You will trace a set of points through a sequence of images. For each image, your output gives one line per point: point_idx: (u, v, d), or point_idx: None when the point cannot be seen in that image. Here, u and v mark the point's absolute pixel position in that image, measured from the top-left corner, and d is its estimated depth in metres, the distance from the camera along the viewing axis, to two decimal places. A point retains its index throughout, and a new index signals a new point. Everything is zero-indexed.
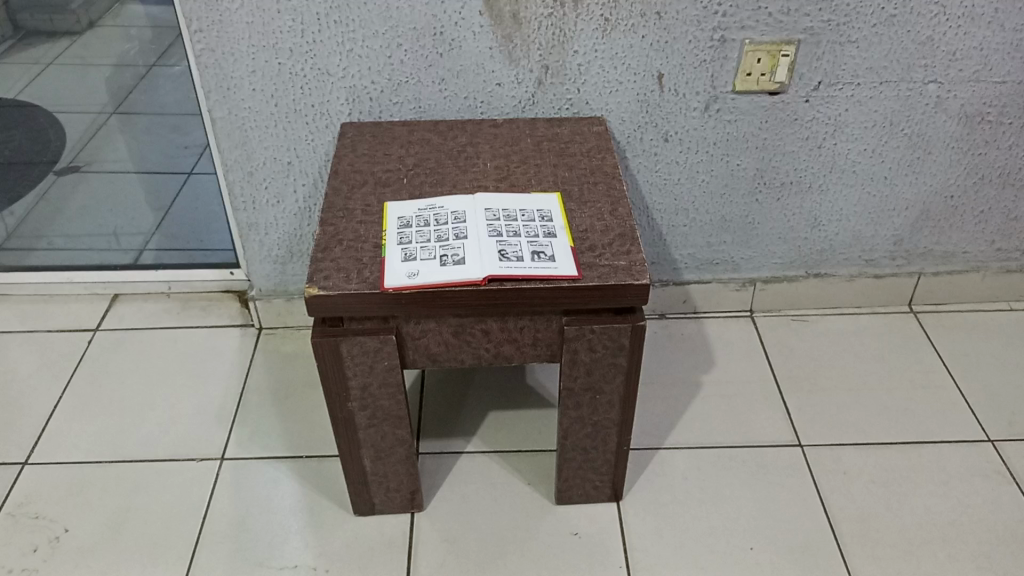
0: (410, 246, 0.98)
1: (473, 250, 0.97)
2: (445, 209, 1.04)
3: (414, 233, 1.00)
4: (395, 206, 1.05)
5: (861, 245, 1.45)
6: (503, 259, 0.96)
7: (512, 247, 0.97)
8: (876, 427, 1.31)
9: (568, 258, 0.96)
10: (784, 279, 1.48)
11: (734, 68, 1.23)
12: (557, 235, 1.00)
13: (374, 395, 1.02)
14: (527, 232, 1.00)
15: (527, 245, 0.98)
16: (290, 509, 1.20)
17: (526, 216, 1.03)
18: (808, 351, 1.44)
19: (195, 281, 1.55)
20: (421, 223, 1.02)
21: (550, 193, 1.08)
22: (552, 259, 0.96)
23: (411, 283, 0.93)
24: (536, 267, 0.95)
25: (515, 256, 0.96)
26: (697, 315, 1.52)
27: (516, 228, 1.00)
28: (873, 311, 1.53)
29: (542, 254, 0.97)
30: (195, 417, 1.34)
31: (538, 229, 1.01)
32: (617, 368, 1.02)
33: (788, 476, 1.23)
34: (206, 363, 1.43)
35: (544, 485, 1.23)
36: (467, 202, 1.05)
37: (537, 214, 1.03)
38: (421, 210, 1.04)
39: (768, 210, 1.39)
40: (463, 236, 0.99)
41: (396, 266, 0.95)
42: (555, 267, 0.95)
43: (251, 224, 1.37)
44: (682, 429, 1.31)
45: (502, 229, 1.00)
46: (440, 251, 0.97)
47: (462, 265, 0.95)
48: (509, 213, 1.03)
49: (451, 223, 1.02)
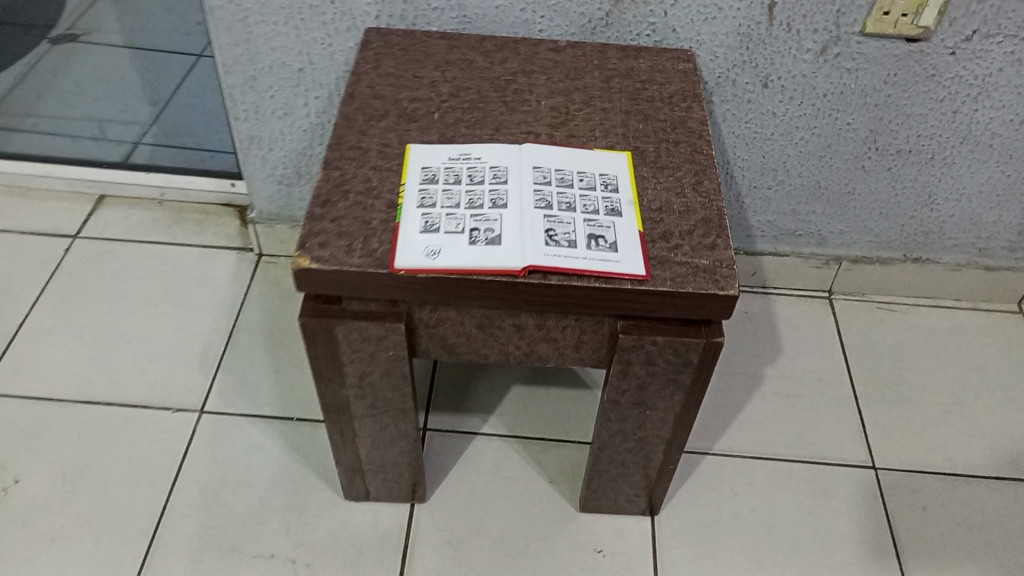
0: (433, 211, 0.77)
1: (513, 226, 0.75)
2: (482, 160, 0.82)
3: (439, 193, 0.78)
4: (420, 149, 0.83)
5: (978, 231, 1.21)
6: (552, 242, 0.74)
7: (563, 227, 0.76)
8: (966, 454, 1.11)
9: (634, 248, 0.75)
10: (877, 261, 1.25)
11: (868, 4, 0.95)
12: (622, 213, 0.78)
13: (374, 385, 0.83)
14: (584, 206, 0.78)
15: (582, 225, 0.76)
16: (271, 484, 1.05)
17: (585, 183, 0.81)
18: (893, 350, 1.23)
19: (190, 189, 1.35)
20: (450, 179, 0.80)
21: (618, 151, 0.84)
22: (613, 248, 0.74)
23: (427, 265, 0.72)
24: (593, 259, 0.73)
25: (566, 240, 0.75)
26: (766, 291, 1.30)
27: (570, 198, 0.78)
28: (975, 307, 1.30)
29: (601, 240, 0.75)
30: (177, 357, 1.16)
31: (598, 203, 0.78)
32: (677, 385, 0.82)
33: (856, 506, 1.05)
34: (195, 291, 1.25)
35: (568, 485, 1.06)
36: (511, 155, 0.83)
37: (600, 181, 0.81)
38: (452, 159, 0.82)
39: (875, 180, 1.15)
40: (502, 205, 0.77)
41: (412, 238, 0.74)
42: (616, 262, 0.73)
43: (254, 136, 1.15)
44: (736, 434, 1.12)
45: (552, 199, 0.78)
46: (470, 222, 0.76)
47: (496, 245, 0.74)
48: (562, 176, 0.81)
49: (489, 182, 0.80)
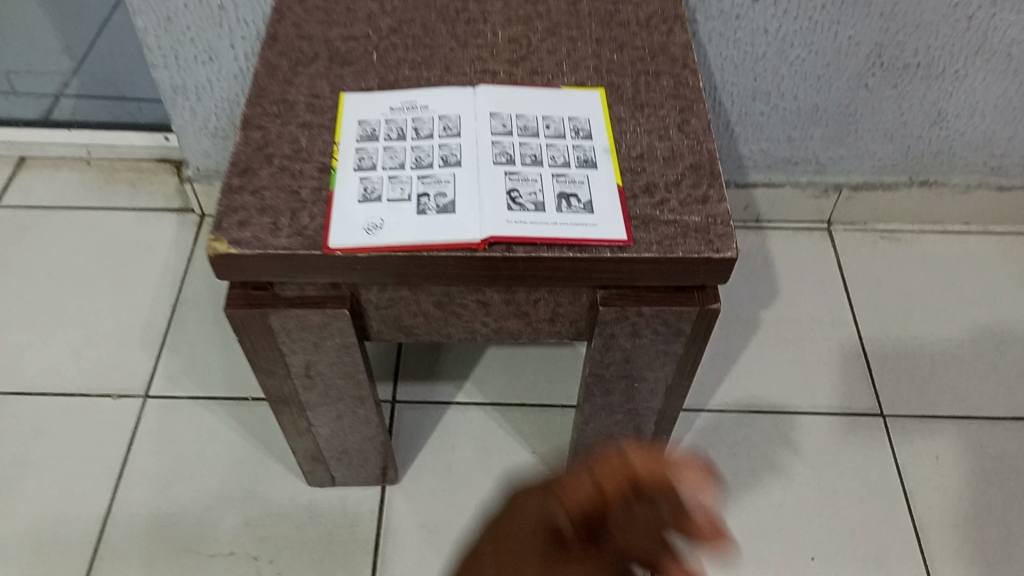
0: (373, 175, 0.65)
1: (468, 188, 0.64)
2: (430, 108, 0.70)
3: (380, 153, 0.67)
4: (356, 98, 0.71)
5: (991, 149, 1.10)
6: (515, 206, 0.63)
7: (528, 186, 0.64)
8: (980, 393, 1.03)
9: (613, 206, 0.63)
10: (879, 186, 1.15)
11: None
12: (597, 164, 0.66)
13: (323, 374, 0.73)
14: (552, 159, 0.67)
15: (550, 183, 0.65)
16: (227, 473, 0.95)
17: (552, 130, 0.69)
18: (898, 283, 1.14)
19: (119, 146, 1.21)
20: (392, 134, 0.68)
21: (589, 88, 0.72)
22: (588, 208, 0.63)
23: (368, 242, 0.60)
24: (565, 223, 0.62)
25: (532, 201, 0.63)
26: (759, 226, 1.20)
27: (534, 151, 0.67)
28: (984, 231, 1.20)
29: (573, 199, 0.64)
30: (116, 337, 1.05)
31: (568, 154, 0.67)
32: (668, 356, 0.72)
33: (863, 459, 0.97)
34: (133, 261, 1.14)
35: (553, 456, 0.97)
36: (463, 100, 0.71)
37: (569, 127, 0.69)
38: (394, 109, 0.70)
39: (879, 99, 1.03)
40: (455, 163, 0.66)
41: (348, 210, 0.63)
42: (592, 224, 0.62)
43: (177, 86, 1.01)
44: (732, 386, 1.04)
45: (513, 153, 0.67)
46: (418, 186, 0.64)
47: (449, 212, 0.62)
48: (525, 124, 0.69)
49: (438, 135, 0.68)
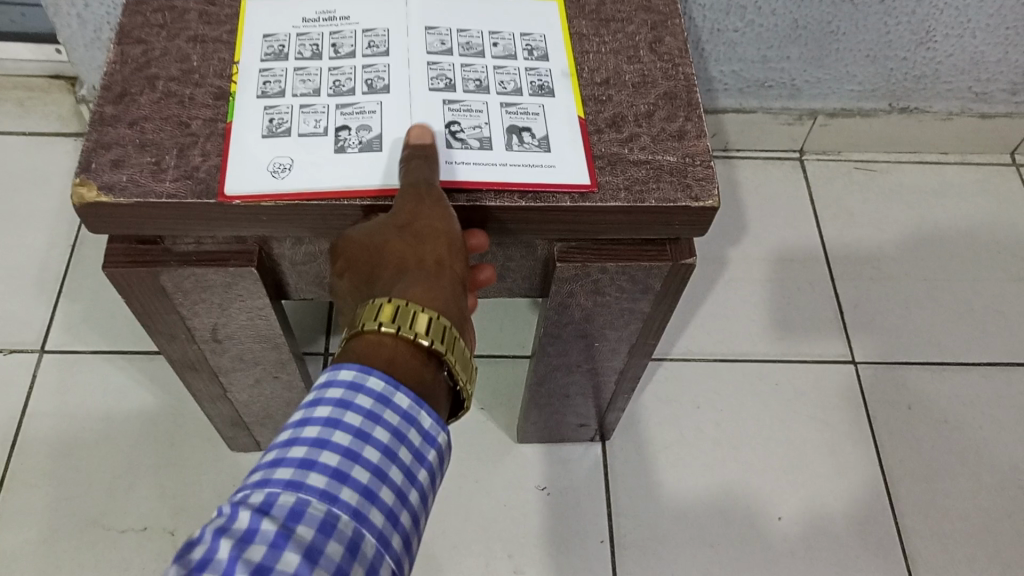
0: (281, 104, 0.53)
1: (398, 119, 0.52)
2: (352, 21, 0.58)
3: (291, 75, 0.55)
4: (261, 7, 0.58)
5: (977, 72, 1.01)
6: (456, 143, 0.52)
7: (471, 117, 0.53)
8: (956, 337, 0.97)
9: (573, 142, 0.53)
10: (857, 113, 1.06)
11: None
12: (555, 91, 0.55)
13: (234, 338, 0.62)
14: (500, 85, 0.56)
15: (499, 115, 0.54)
16: (139, 437, 0.85)
17: (500, 49, 0.58)
18: (872, 219, 1.06)
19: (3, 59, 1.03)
20: (305, 53, 0.56)
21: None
22: (543, 144, 0.52)
23: (271, 188, 0.49)
24: (517, 166, 0.51)
25: (477, 137, 0.52)
26: (727, 155, 1.11)
27: (480, 77, 0.56)
28: (962, 161, 1.13)
29: (526, 135, 0.53)
30: (5, 283, 0.92)
31: (519, 79, 0.56)
32: (633, 315, 0.63)
33: (834, 410, 0.91)
34: (23, 195, 0.99)
35: (504, 412, 0.89)
36: (392, 12, 0.59)
37: (521, 46, 0.58)
38: (307, 21, 0.58)
39: (864, 16, 0.92)
40: (381, 88, 0.54)
41: (249, 147, 0.51)
42: (548, 165, 0.51)
43: None
44: (697, 333, 0.96)
45: (454, 76, 0.55)
46: (336, 118, 0.53)
47: (375, 150, 0.51)
48: (467, 41, 0.57)
49: (362, 54, 0.56)
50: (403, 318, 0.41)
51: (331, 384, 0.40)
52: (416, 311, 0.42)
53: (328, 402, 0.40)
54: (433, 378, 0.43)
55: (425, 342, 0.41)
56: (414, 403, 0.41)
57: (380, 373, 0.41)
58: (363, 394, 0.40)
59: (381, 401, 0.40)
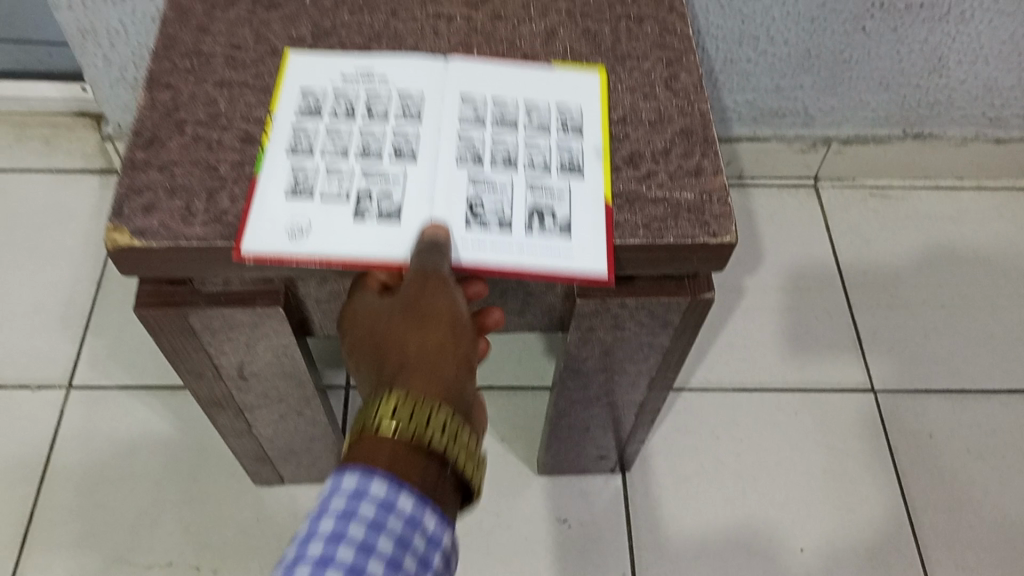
0: (308, 163, 0.54)
1: (420, 191, 0.53)
2: (388, 81, 0.58)
3: (321, 134, 0.55)
4: (302, 59, 0.59)
5: (991, 98, 1.02)
6: (474, 223, 0.51)
7: (494, 195, 0.53)
8: (976, 364, 0.97)
9: (595, 229, 0.52)
10: (871, 140, 1.06)
11: None
12: (585, 171, 0.55)
13: (260, 375, 0.63)
14: (529, 160, 0.55)
15: (523, 190, 0.53)
16: (163, 471, 0.85)
17: (534, 122, 0.57)
18: (889, 246, 1.06)
19: (31, 99, 1.03)
20: (337, 117, 0.56)
21: (589, 67, 0.60)
22: (564, 230, 0.52)
23: (287, 251, 0.50)
24: (532, 250, 0.51)
25: (496, 216, 0.52)
26: (742, 183, 1.11)
27: (509, 149, 0.55)
28: (979, 186, 1.13)
29: (546, 217, 0.52)
30: (32, 320, 0.94)
31: (550, 156, 0.55)
32: (653, 349, 0.63)
33: (855, 439, 0.91)
34: (49, 231, 1.01)
35: (523, 443, 0.89)
36: (431, 75, 0.59)
37: (556, 119, 0.57)
38: (345, 77, 0.58)
39: (877, 44, 0.93)
40: (408, 156, 0.55)
41: (273, 205, 0.51)
42: (566, 253, 0.51)
43: (84, 31, 0.88)
44: (716, 362, 0.96)
45: (483, 150, 0.55)
46: (360, 182, 0.53)
47: (393, 222, 0.51)
48: (502, 112, 0.57)
49: (394, 118, 0.56)
50: (402, 412, 0.43)
51: (335, 493, 0.41)
52: (416, 404, 0.43)
53: (331, 514, 0.40)
54: (438, 472, 0.43)
55: (424, 437, 0.43)
56: (417, 504, 0.41)
57: (382, 476, 0.41)
58: (366, 502, 0.40)
59: (385, 506, 0.40)
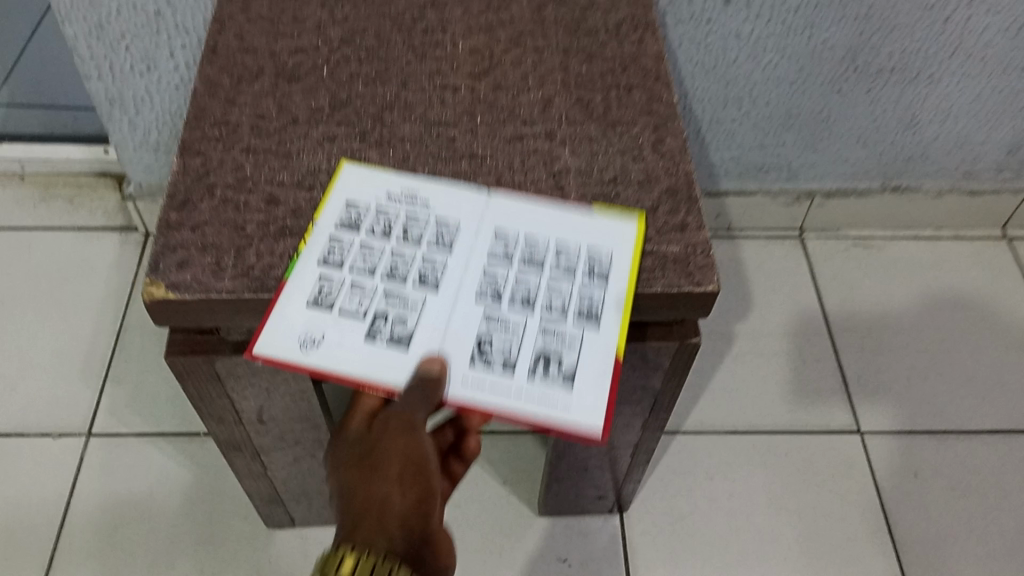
0: (336, 276, 0.56)
1: (434, 322, 0.55)
2: (431, 207, 0.60)
3: (355, 250, 0.58)
4: (354, 172, 0.62)
5: (963, 153, 1.08)
6: (479, 360, 0.53)
7: (505, 334, 0.54)
8: (958, 406, 1.01)
9: (598, 382, 0.53)
10: (852, 193, 1.12)
11: None
12: (601, 320, 0.55)
13: (278, 419, 0.67)
14: (550, 302, 0.56)
15: (538, 326, 0.55)
16: (179, 514, 0.89)
17: (561, 264, 0.58)
18: (872, 293, 1.12)
19: (55, 159, 1.11)
20: (370, 244, 0.58)
21: (628, 214, 0.60)
22: (567, 382, 0.53)
23: (294, 358, 0.52)
24: (528, 398, 0.52)
25: (500, 356, 0.53)
26: (731, 235, 1.17)
27: (533, 288, 0.57)
28: (956, 236, 1.18)
29: (550, 363, 0.53)
30: (54, 369, 0.98)
31: (570, 301, 0.56)
32: (646, 391, 0.67)
33: (843, 478, 0.94)
34: (72, 285, 1.06)
35: (525, 485, 0.93)
36: (472, 207, 0.60)
37: (584, 263, 0.58)
38: (391, 197, 0.61)
39: (853, 105, 1.00)
40: (431, 285, 0.57)
41: (294, 310, 0.54)
42: (564, 406, 0.52)
43: (114, 99, 0.95)
44: (709, 405, 1.00)
45: (505, 288, 0.57)
46: (379, 303, 0.56)
47: (401, 349, 0.53)
48: (532, 251, 0.58)
49: (427, 245, 0.59)
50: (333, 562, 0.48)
51: None
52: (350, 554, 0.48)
53: None
54: None
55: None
56: None
57: None
58: None
59: None
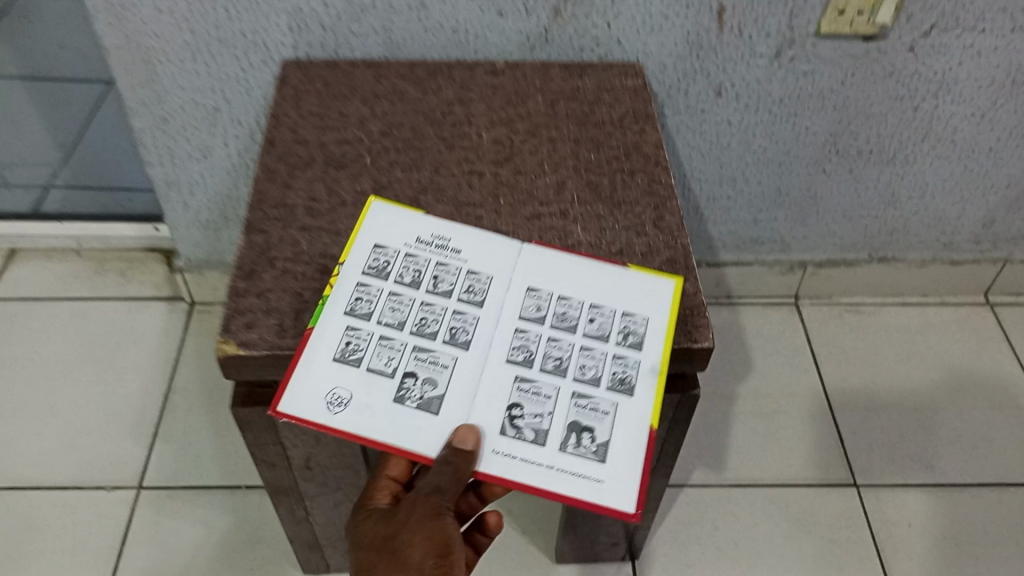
0: (367, 338, 0.65)
1: (465, 382, 0.63)
2: (460, 261, 0.70)
3: (392, 306, 0.67)
4: (381, 208, 0.73)
5: (942, 226, 1.17)
6: (515, 431, 0.61)
7: (537, 404, 0.62)
8: (947, 461, 1.08)
9: (630, 460, 0.60)
10: (841, 263, 1.22)
11: (823, 4, 0.89)
12: (634, 391, 0.63)
13: (323, 466, 0.75)
14: (579, 369, 0.64)
15: (569, 400, 0.62)
16: (222, 562, 0.96)
17: (595, 325, 0.66)
18: (864, 355, 1.20)
19: (109, 237, 1.24)
20: (404, 302, 0.67)
21: (666, 276, 0.68)
22: (600, 455, 0.60)
23: (322, 420, 0.60)
24: (564, 473, 0.59)
25: (533, 426, 0.61)
26: (731, 301, 1.26)
27: (561, 356, 0.65)
28: (942, 302, 1.27)
29: (583, 439, 0.61)
30: (107, 428, 1.07)
31: (603, 371, 0.64)
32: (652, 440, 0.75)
33: (841, 528, 1.01)
34: (123, 350, 1.15)
35: (542, 534, 0.99)
36: (501, 266, 0.70)
37: (619, 327, 0.66)
38: (419, 244, 0.71)
39: (837, 183, 1.10)
40: (462, 343, 0.65)
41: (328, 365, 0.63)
42: (598, 480, 0.59)
43: (172, 182, 1.06)
44: (713, 460, 1.07)
45: (537, 352, 0.65)
46: (409, 363, 0.64)
47: (430, 412, 0.61)
48: (563, 315, 0.67)
49: (457, 298, 0.67)
50: None
51: None
52: None
53: None
54: None
55: None
56: None
57: None
58: None
59: None
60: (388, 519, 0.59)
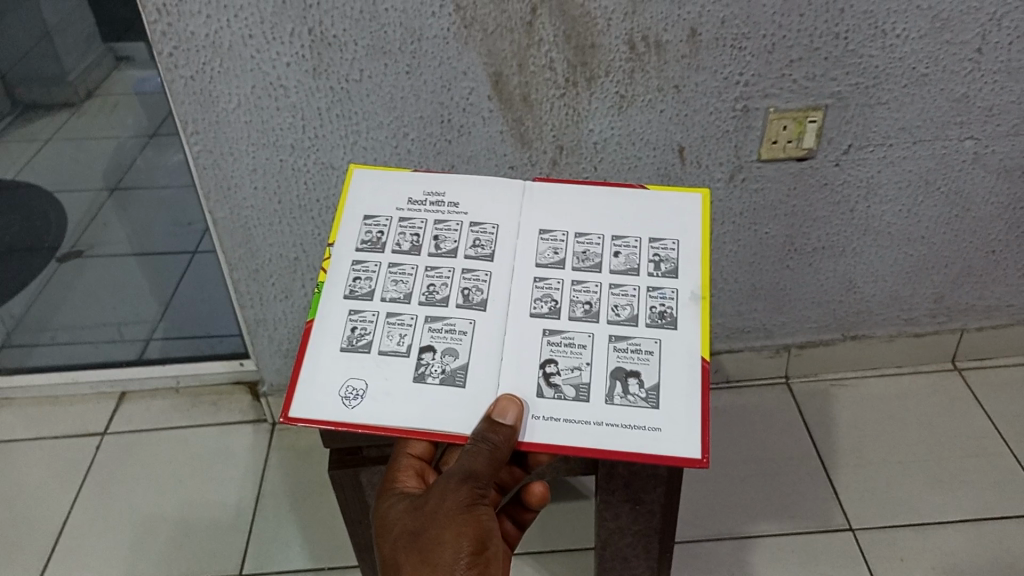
0: (375, 329, 0.76)
1: (486, 337, 0.75)
2: (458, 226, 0.81)
3: (400, 283, 0.78)
4: (363, 176, 0.84)
5: (899, 305, 1.39)
6: (558, 390, 0.72)
7: (574, 357, 0.73)
8: (930, 504, 1.24)
9: (685, 398, 0.71)
10: (820, 344, 1.43)
11: (759, 137, 1.15)
12: (675, 323, 0.74)
13: None
14: (611, 310, 0.76)
15: (612, 356, 0.73)
16: None
17: (622, 259, 0.79)
18: (851, 422, 1.38)
19: (203, 374, 1.50)
20: (410, 275, 0.79)
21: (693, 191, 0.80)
22: (652, 403, 0.71)
23: (352, 417, 0.71)
24: (624, 429, 0.70)
25: (573, 379, 0.72)
26: (730, 384, 1.47)
27: (590, 298, 0.77)
28: (915, 370, 1.47)
29: (632, 392, 0.71)
30: (209, 528, 1.27)
31: (640, 308, 0.75)
32: (657, 479, 0.93)
33: (841, 567, 1.16)
34: (218, 465, 1.38)
35: None
36: (509, 217, 0.81)
37: (648, 257, 0.78)
38: (410, 214, 0.82)
39: (802, 276, 1.33)
40: (477, 303, 0.76)
41: (342, 362, 0.74)
42: (656, 430, 0.70)
43: (260, 319, 1.32)
44: (724, 519, 1.25)
45: (563, 301, 0.77)
46: (425, 338, 0.75)
47: (458, 386, 0.73)
48: (583, 257, 0.79)
49: (465, 254, 0.79)
50: None
51: None
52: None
53: None
54: None
55: None
56: None
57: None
58: None
59: None
60: (429, 504, 0.71)
